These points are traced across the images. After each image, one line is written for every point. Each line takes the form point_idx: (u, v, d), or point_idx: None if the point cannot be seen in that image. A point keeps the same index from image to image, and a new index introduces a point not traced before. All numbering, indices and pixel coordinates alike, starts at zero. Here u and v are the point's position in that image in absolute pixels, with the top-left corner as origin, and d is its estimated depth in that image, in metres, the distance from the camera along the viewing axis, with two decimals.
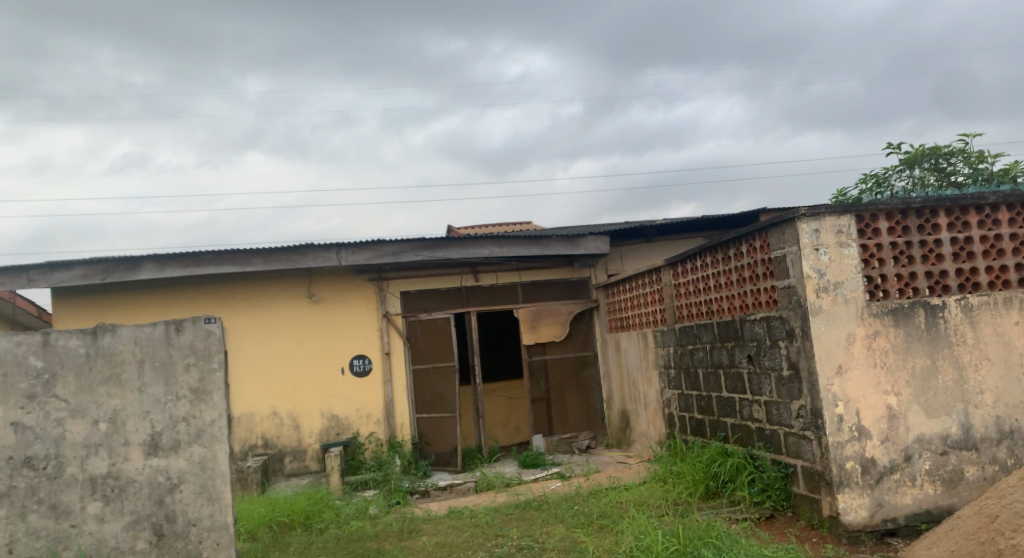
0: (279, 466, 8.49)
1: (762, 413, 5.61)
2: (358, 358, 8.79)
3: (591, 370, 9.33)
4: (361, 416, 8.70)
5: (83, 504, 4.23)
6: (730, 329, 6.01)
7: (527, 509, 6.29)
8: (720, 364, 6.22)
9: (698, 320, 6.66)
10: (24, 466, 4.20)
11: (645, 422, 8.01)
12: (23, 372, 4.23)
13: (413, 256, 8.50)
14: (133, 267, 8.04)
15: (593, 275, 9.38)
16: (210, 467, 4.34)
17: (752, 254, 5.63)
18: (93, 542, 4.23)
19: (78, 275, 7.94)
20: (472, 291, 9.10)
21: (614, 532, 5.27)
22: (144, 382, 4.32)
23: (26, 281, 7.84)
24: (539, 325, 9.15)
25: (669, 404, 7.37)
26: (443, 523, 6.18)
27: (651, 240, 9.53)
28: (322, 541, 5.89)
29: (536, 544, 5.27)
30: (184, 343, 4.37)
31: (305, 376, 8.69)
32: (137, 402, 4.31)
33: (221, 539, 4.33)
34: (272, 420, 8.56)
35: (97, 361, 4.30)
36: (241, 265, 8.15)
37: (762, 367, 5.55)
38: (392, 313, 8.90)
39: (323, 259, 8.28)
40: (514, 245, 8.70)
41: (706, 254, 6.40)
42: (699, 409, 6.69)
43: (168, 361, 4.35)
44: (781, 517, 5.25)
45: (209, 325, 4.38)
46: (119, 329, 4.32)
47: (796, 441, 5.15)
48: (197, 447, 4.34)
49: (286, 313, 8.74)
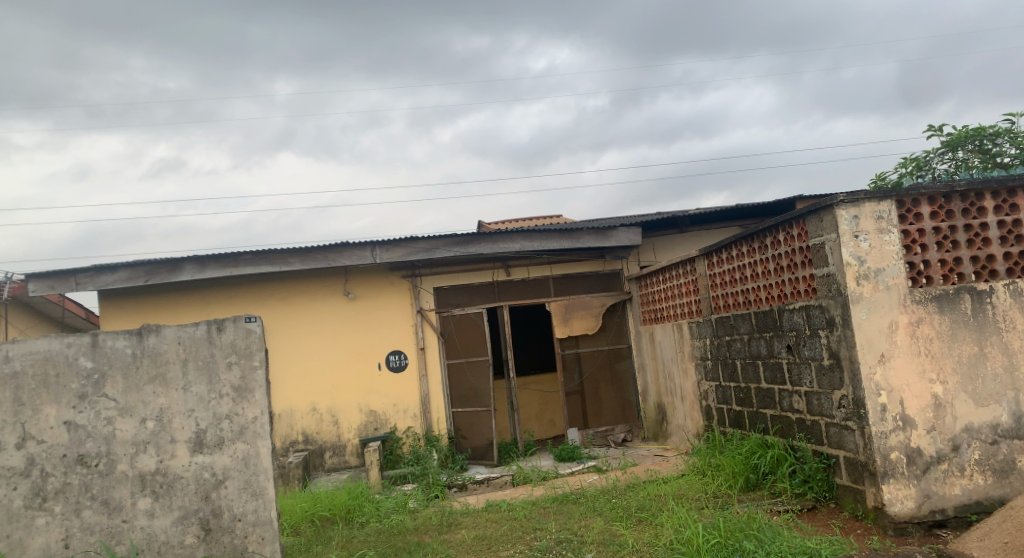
0: (319, 462, 8.60)
1: (802, 404, 5.54)
2: (393, 354, 8.86)
3: (626, 363, 9.29)
4: (398, 412, 8.77)
5: (134, 500, 4.32)
6: (768, 319, 5.95)
7: (564, 502, 6.29)
8: (758, 355, 6.16)
9: (735, 310, 6.60)
10: (77, 464, 4.30)
11: (682, 414, 7.96)
12: (73, 372, 4.33)
13: (446, 252, 8.54)
14: (174, 268, 8.19)
15: (626, 267, 9.33)
16: (254, 463, 4.43)
17: (790, 243, 5.55)
18: (144, 537, 4.33)
19: (122, 278, 8.13)
20: (504, 286, 9.12)
21: (653, 524, 5.25)
22: (188, 381, 4.42)
23: (73, 284, 8.04)
24: (573, 319, 9.12)
25: (706, 396, 7.31)
26: (482, 516, 6.21)
27: (684, 230, 9.45)
28: (363, 535, 5.97)
29: (575, 537, 5.27)
30: (226, 342, 4.46)
31: (342, 372, 8.79)
32: (182, 401, 4.40)
33: (266, 534, 4.42)
34: (312, 417, 8.67)
35: (143, 360, 4.40)
36: (278, 264, 8.26)
37: (801, 357, 5.48)
38: (426, 309, 8.95)
39: (358, 257, 8.37)
40: (546, 239, 8.70)
41: (742, 243, 6.33)
42: (738, 400, 6.63)
43: (211, 360, 4.44)
44: (824, 508, 5.19)
45: (249, 324, 4.47)
46: (163, 329, 4.42)
47: (838, 431, 5.08)
48: (240, 444, 4.43)
49: (323, 311, 8.84)
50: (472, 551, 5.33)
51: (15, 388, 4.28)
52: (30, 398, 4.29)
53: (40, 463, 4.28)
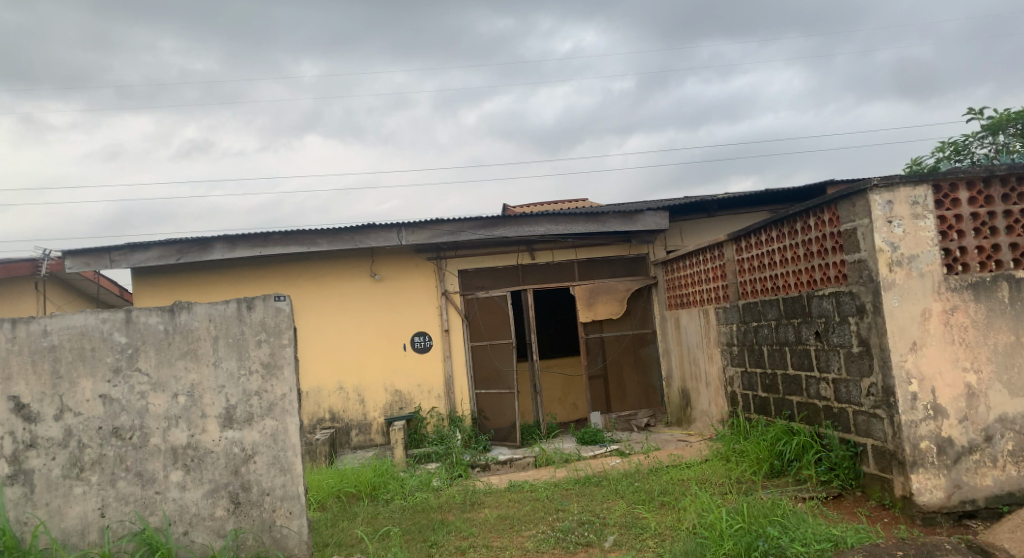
0: (345, 439, 8.71)
1: (829, 391, 5.51)
2: (419, 335, 8.93)
3: (651, 347, 9.26)
4: (423, 392, 8.85)
5: (166, 473, 4.41)
6: (797, 305, 5.91)
7: (587, 484, 6.32)
8: (786, 341, 6.14)
9: (763, 296, 6.56)
10: (112, 436, 4.38)
11: (707, 400, 7.93)
12: (108, 347, 4.42)
13: (471, 235, 8.56)
14: (205, 247, 8.31)
15: (652, 252, 9.28)
16: (282, 439, 4.52)
17: (820, 228, 5.50)
18: (176, 509, 4.40)
19: (155, 256, 8.25)
20: (528, 269, 9.12)
21: (676, 508, 5.26)
22: (218, 357, 4.49)
23: (107, 261, 8.18)
24: (597, 303, 9.10)
25: (732, 382, 7.29)
26: (505, 496, 6.26)
27: (712, 214, 9.38)
28: (388, 512, 6.06)
29: (598, 519, 5.29)
30: (256, 320, 4.53)
31: (368, 352, 8.88)
32: (213, 377, 4.48)
33: (293, 508, 4.51)
34: (339, 395, 8.78)
35: (175, 337, 4.47)
36: (306, 244, 8.34)
37: (830, 344, 5.45)
38: (451, 291, 8.99)
39: (384, 239, 8.42)
40: (572, 223, 8.69)
41: (771, 228, 6.29)
42: (764, 386, 6.60)
43: (240, 338, 4.51)
44: (850, 496, 5.16)
45: (278, 302, 4.54)
46: (194, 307, 4.49)
47: (866, 419, 5.05)
48: (269, 420, 4.51)
49: (350, 292, 8.92)
50: (495, 529, 5.39)
51: (52, 361, 4.36)
52: (66, 371, 4.37)
53: (77, 434, 4.36)
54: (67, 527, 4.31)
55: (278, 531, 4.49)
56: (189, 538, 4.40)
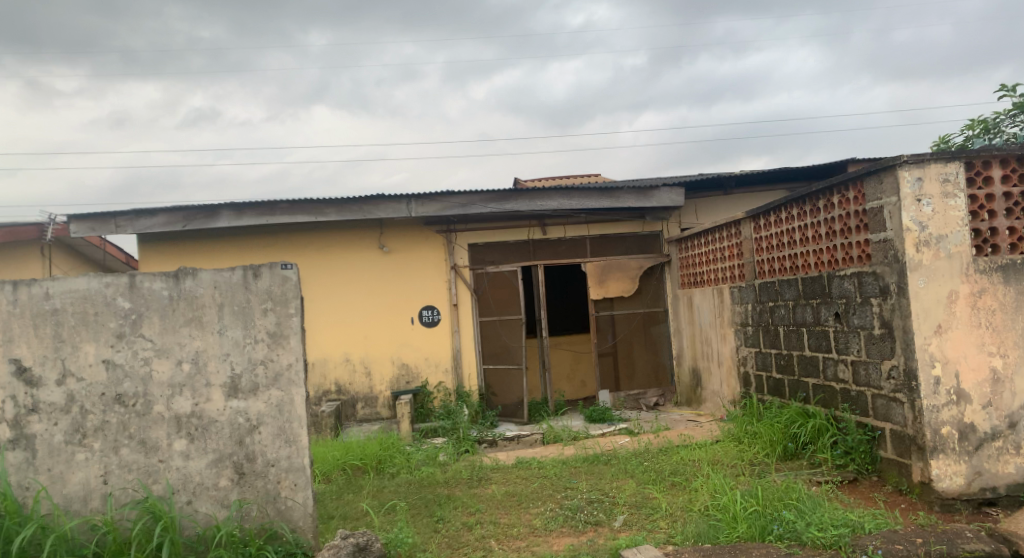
0: (351, 412, 8.65)
1: (847, 374, 5.39)
2: (427, 308, 8.82)
3: (661, 326, 9.13)
4: (430, 366, 8.76)
5: (170, 441, 4.32)
6: (817, 285, 5.77)
7: (595, 462, 6.23)
8: (803, 322, 6.02)
9: (780, 276, 6.42)
10: (115, 403, 4.29)
11: (718, 380, 7.81)
12: (112, 312, 4.32)
13: (482, 208, 8.42)
14: (212, 215, 8.20)
15: (666, 229, 9.12)
16: (288, 410, 4.42)
17: (844, 206, 5.35)
18: (180, 478, 4.32)
19: (161, 222, 8.15)
20: (539, 245, 8.98)
21: (688, 489, 5.16)
22: (223, 325, 4.39)
23: (113, 227, 8.08)
24: (609, 280, 8.96)
25: (745, 362, 7.16)
26: (512, 473, 6.17)
27: (728, 192, 9.19)
28: (394, 486, 5.99)
29: (607, 498, 5.19)
30: (262, 288, 4.42)
31: (376, 325, 8.78)
32: (218, 345, 4.38)
33: (298, 480, 4.42)
34: (345, 367, 8.70)
35: (179, 303, 4.37)
36: (314, 214, 8.21)
37: (851, 325, 5.32)
38: (460, 265, 8.86)
39: (393, 210, 8.29)
40: (585, 198, 8.53)
41: (792, 206, 6.13)
42: (778, 368, 6.48)
43: (246, 306, 4.41)
44: (865, 481, 5.05)
45: (285, 271, 4.42)
46: (199, 273, 4.38)
47: (885, 403, 4.93)
48: (275, 390, 4.42)
49: (359, 263, 8.80)
50: (503, 506, 5.30)
51: (55, 325, 4.27)
52: (69, 335, 4.27)
53: (79, 400, 4.27)
54: (69, 493, 4.24)
55: (283, 503, 4.40)
56: (193, 507, 4.33)
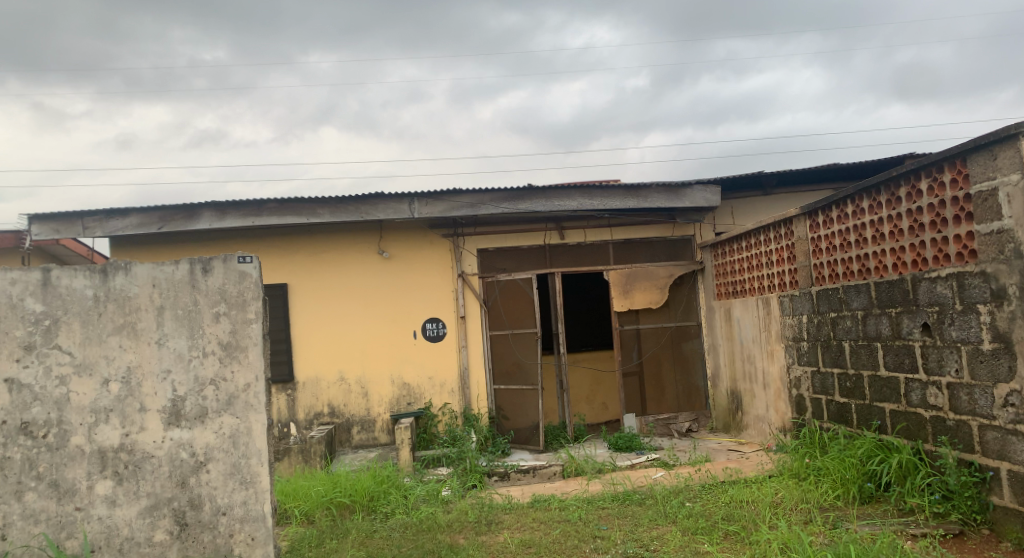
0: (345, 437, 7.69)
1: (941, 399, 4.43)
2: (431, 321, 7.86)
3: (693, 342, 8.11)
4: (435, 386, 7.79)
5: (91, 483, 3.36)
6: (898, 291, 4.78)
7: (627, 503, 5.21)
8: (877, 336, 5.04)
9: (845, 281, 5.44)
10: (21, 433, 3.34)
11: (763, 404, 6.80)
12: (18, 317, 3.38)
13: (493, 209, 7.50)
14: (192, 216, 7.29)
15: (699, 233, 8.13)
16: (244, 443, 3.47)
17: (934, 193, 4.42)
18: (102, 531, 3.35)
19: (134, 224, 7.22)
20: (557, 250, 8.01)
21: (749, 542, 4.20)
22: (164, 334, 3.45)
23: (80, 229, 7.15)
24: (634, 291, 7.95)
25: (798, 384, 6.16)
26: (528, 515, 5.18)
27: (769, 191, 8.20)
28: (387, 530, 5.02)
29: (648, 553, 4.20)
30: (213, 287, 3.49)
31: (374, 339, 7.82)
32: (155, 359, 3.44)
33: (256, 533, 3.46)
34: (340, 387, 7.75)
35: (107, 306, 3.43)
36: (305, 215, 7.31)
37: (947, 340, 4.36)
38: (468, 273, 7.91)
39: (394, 212, 7.39)
40: (609, 198, 7.59)
41: (862, 196, 5.14)
42: (843, 391, 5.50)
43: (193, 309, 3.48)
44: (974, 535, 4.08)
45: (243, 264, 3.49)
46: (133, 268, 3.44)
47: (1001, 437, 4.02)
48: (228, 417, 3.47)
49: (355, 270, 7.86)
50: None
51: None
52: None
53: None
54: None
55: None
56: None
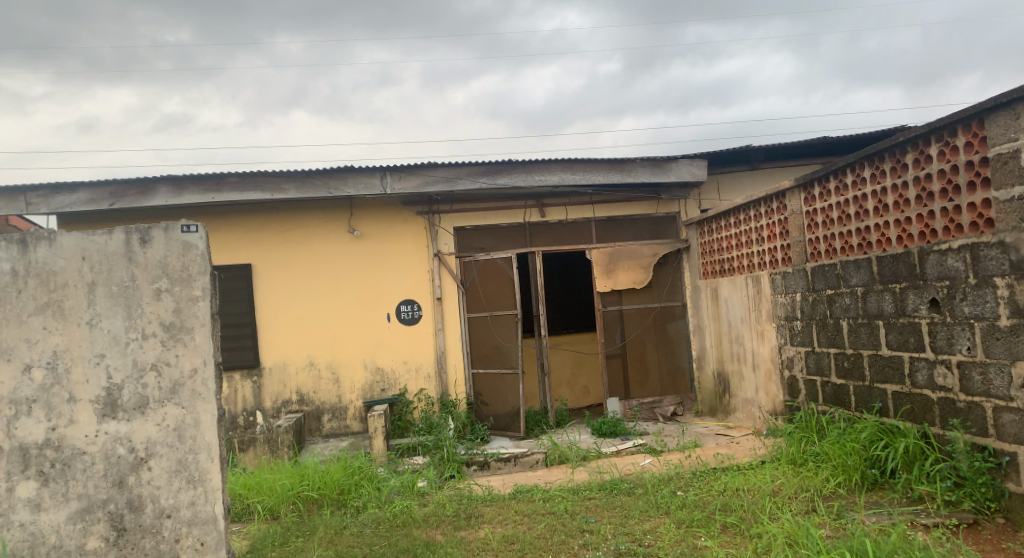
0: (315, 426, 7.29)
1: (950, 380, 4.15)
2: (406, 303, 7.46)
3: (678, 323, 7.79)
4: (410, 371, 7.41)
5: (12, 485, 3.01)
6: (904, 265, 4.48)
7: (615, 493, 4.89)
8: (879, 314, 4.75)
9: (842, 256, 5.14)
10: None
11: (752, 387, 6.51)
12: None
13: (470, 184, 7.10)
14: (146, 191, 6.80)
15: (684, 210, 7.80)
16: (191, 437, 3.11)
17: (945, 158, 4.14)
18: (26, 539, 3.01)
19: (83, 200, 6.72)
20: (537, 229, 7.63)
21: (750, 535, 3.91)
22: (96, 313, 3.09)
23: (23, 205, 6.64)
24: (617, 270, 7.62)
25: (791, 365, 5.86)
26: (509, 507, 4.84)
27: (756, 166, 7.90)
28: (357, 526, 4.66)
29: (642, 549, 3.89)
30: (153, 259, 3.13)
31: (344, 322, 7.40)
32: (87, 341, 3.08)
33: (206, 538, 3.11)
34: (309, 373, 7.33)
35: (28, 280, 3.07)
36: (269, 190, 6.86)
37: (958, 316, 4.09)
38: (444, 252, 7.52)
39: (365, 187, 6.96)
40: (592, 172, 7.23)
41: (864, 165, 4.82)
42: (840, 372, 5.21)
43: (129, 286, 3.11)
44: (988, 524, 3.80)
45: (186, 235, 3.12)
46: (58, 238, 3.08)
47: (1019, 420, 3.74)
48: (172, 407, 3.10)
49: (323, 250, 7.43)
50: None
51: None
52: None
53: None
54: None
55: None
56: None
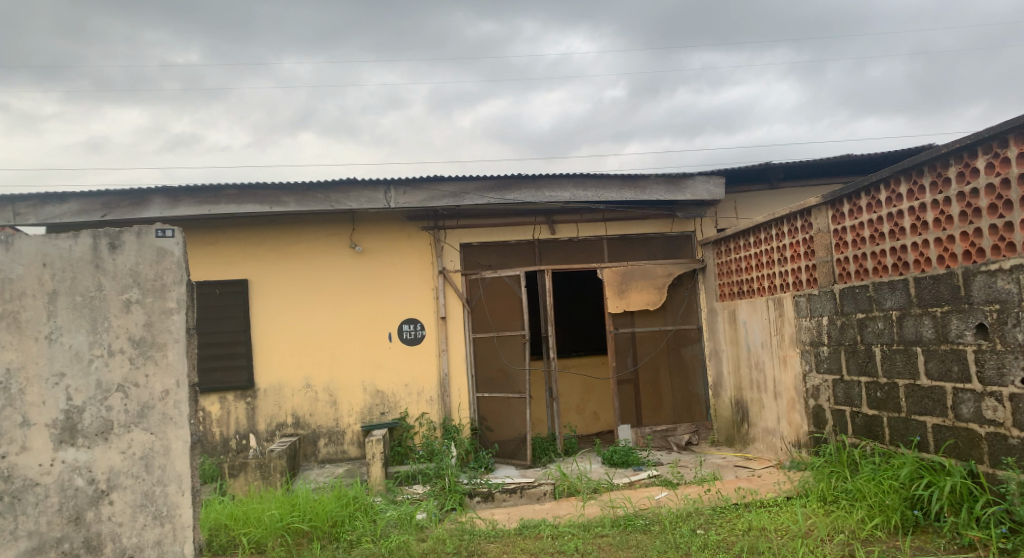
0: (311, 450, 6.94)
1: (1001, 414, 3.85)
2: (408, 323, 7.13)
3: (693, 348, 7.43)
4: (411, 394, 7.06)
5: None
6: (945, 288, 4.16)
7: (629, 531, 4.51)
8: (917, 340, 4.40)
9: (872, 277, 4.79)
10: None
11: (773, 417, 6.13)
12: None
13: (478, 199, 6.79)
14: (141, 203, 6.49)
15: (700, 229, 7.47)
16: (157, 468, 3.39)
17: (994, 172, 3.86)
18: None
19: (74, 212, 6.40)
20: (546, 246, 7.31)
21: None
22: (57, 328, 3.33)
23: (11, 215, 6.33)
24: (630, 291, 7.27)
25: (816, 394, 5.48)
26: (515, 544, 4.47)
27: (776, 184, 7.58)
28: None
29: None
30: (123, 266, 3.41)
31: (344, 342, 7.07)
32: (45, 359, 3.31)
33: None
34: (305, 395, 6.98)
35: None
36: (268, 203, 6.56)
37: (1011, 343, 3.78)
38: (449, 270, 7.19)
39: (368, 200, 6.66)
40: (605, 188, 6.92)
41: (899, 179, 4.48)
42: (872, 402, 4.84)
43: (93, 297, 3.38)
44: None
45: (162, 240, 3.44)
46: (16, 243, 3.31)
47: None
48: (139, 432, 3.38)
49: (322, 266, 7.11)
50: None
51: None
52: None
53: None
54: None
55: None
56: None
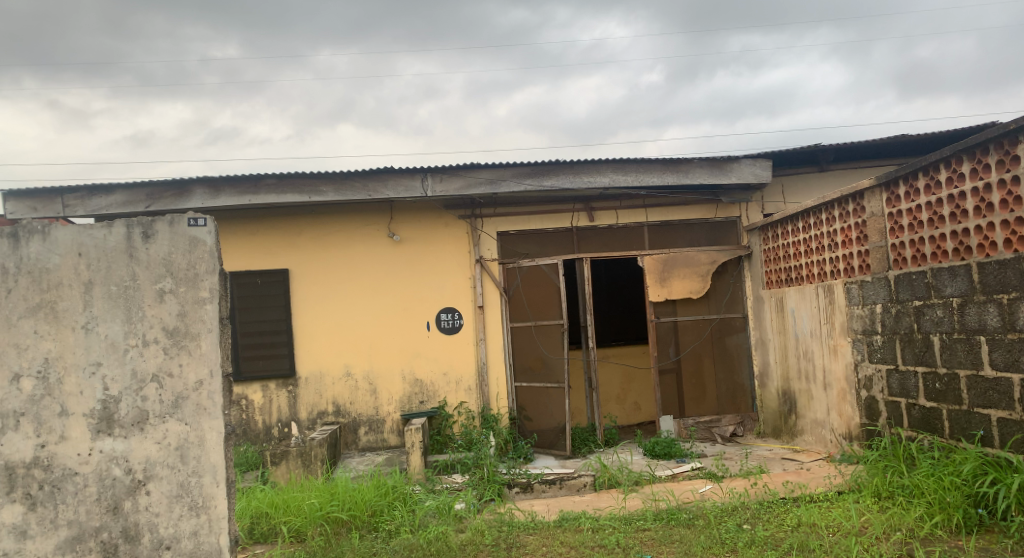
0: (352, 439, 6.94)
1: None
2: (447, 312, 7.07)
3: (738, 337, 7.23)
4: (450, 383, 7.01)
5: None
6: (1012, 273, 3.94)
7: (673, 525, 4.38)
8: (981, 329, 4.19)
9: (930, 263, 4.57)
10: None
11: (823, 408, 5.92)
12: None
13: (515, 186, 6.68)
14: (182, 194, 6.51)
15: (745, 214, 7.25)
16: (192, 459, 3.38)
17: None
18: None
19: (119, 203, 6.46)
20: (586, 234, 7.17)
21: None
22: (92, 318, 3.35)
23: (60, 207, 6.41)
24: (672, 279, 7.10)
25: (868, 385, 5.27)
26: (554, 536, 4.39)
27: (825, 167, 7.32)
28: (386, 555, 4.25)
29: None
30: (157, 256, 3.41)
31: (382, 331, 7.04)
32: (82, 349, 3.34)
33: None
34: (345, 384, 6.99)
35: (20, 278, 3.33)
36: (306, 193, 6.53)
37: None
38: (487, 258, 7.10)
39: (405, 189, 6.59)
40: (646, 173, 6.75)
41: (962, 158, 4.24)
42: (930, 394, 4.62)
43: (128, 286, 3.38)
44: None
45: (194, 229, 3.42)
46: (52, 233, 3.34)
47: None
48: (174, 422, 3.38)
49: (361, 255, 7.09)
50: None
51: None
52: None
53: None
54: None
55: None
56: None
